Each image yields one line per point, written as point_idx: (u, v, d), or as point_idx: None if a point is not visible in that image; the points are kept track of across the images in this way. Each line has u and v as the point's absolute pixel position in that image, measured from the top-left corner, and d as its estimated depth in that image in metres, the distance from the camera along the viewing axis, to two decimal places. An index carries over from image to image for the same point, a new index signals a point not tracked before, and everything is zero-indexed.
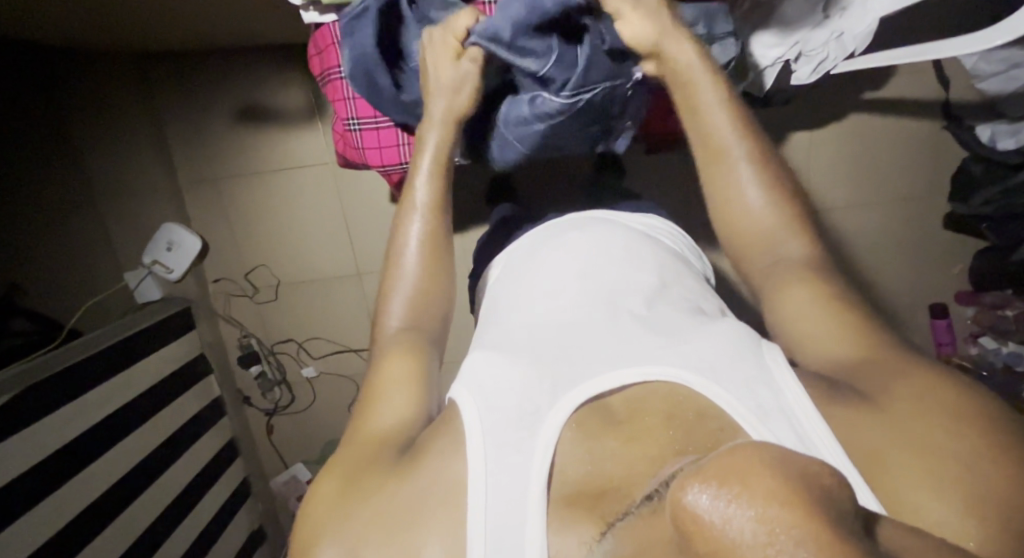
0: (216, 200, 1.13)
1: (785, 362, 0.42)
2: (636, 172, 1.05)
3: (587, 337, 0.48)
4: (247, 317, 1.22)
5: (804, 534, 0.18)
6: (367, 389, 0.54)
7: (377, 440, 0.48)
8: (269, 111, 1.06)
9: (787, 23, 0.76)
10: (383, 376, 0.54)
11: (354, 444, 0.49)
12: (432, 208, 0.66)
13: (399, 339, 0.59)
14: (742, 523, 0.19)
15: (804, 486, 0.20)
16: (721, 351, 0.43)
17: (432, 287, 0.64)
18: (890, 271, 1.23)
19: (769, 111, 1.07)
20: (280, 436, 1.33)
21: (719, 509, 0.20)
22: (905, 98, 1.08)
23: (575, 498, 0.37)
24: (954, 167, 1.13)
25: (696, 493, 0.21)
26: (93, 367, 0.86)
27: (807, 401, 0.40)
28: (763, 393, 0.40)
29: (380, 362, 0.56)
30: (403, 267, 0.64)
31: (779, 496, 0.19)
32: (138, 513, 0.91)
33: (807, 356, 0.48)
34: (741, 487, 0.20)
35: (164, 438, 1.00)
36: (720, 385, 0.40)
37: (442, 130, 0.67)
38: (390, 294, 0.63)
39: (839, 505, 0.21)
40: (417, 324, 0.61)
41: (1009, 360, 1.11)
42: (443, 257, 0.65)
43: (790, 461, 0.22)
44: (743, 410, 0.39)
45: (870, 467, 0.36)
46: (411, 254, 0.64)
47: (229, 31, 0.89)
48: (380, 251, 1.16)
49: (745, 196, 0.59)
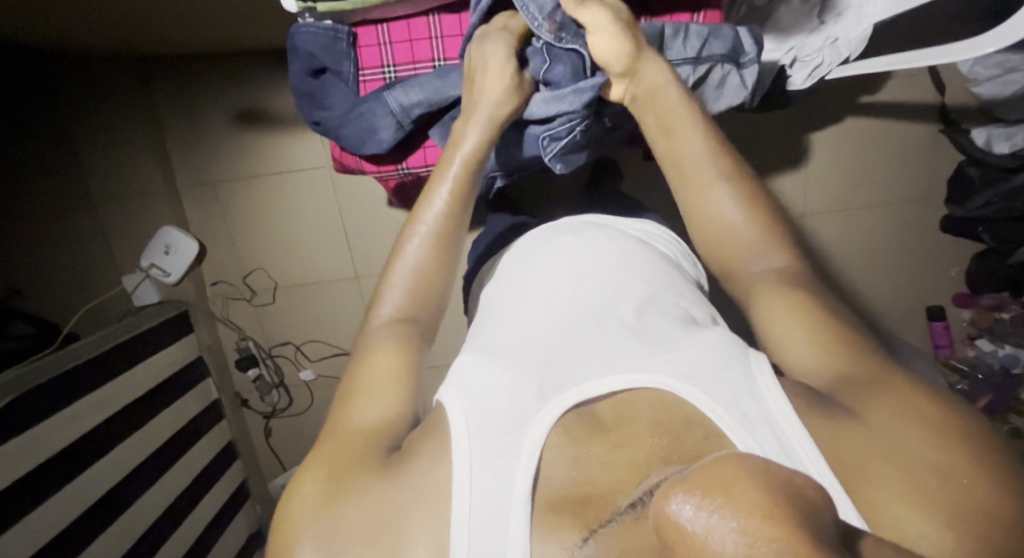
0: (213, 204, 1.13)
1: (769, 369, 0.42)
2: (632, 176, 1.05)
3: (576, 342, 0.48)
4: (244, 320, 1.22)
5: (782, 546, 0.18)
6: (354, 383, 0.53)
7: (362, 436, 0.47)
8: (266, 115, 1.06)
9: (781, 30, 0.79)
10: (370, 371, 0.53)
11: (340, 437, 0.48)
12: (445, 215, 0.62)
13: (387, 332, 0.57)
14: (723, 534, 0.20)
15: (786, 498, 0.21)
16: (707, 358, 0.43)
17: (432, 279, 0.61)
18: (887, 274, 1.23)
19: (766, 115, 1.07)
20: (278, 439, 1.33)
21: (702, 519, 0.20)
22: (901, 102, 1.08)
23: (559, 503, 0.38)
24: (949, 171, 1.14)
25: (679, 503, 0.22)
26: (93, 370, 0.86)
27: (789, 408, 0.40)
28: (748, 402, 0.40)
29: (369, 354, 0.55)
30: (407, 253, 0.62)
31: (760, 508, 0.20)
32: (136, 517, 0.91)
33: (791, 368, 0.48)
34: (724, 499, 0.21)
35: (162, 441, 1.00)
36: (707, 393, 0.40)
37: (479, 129, 0.63)
38: (388, 282, 0.61)
39: (822, 517, 0.21)
40: (409, 317, 0.59)
41: (1005, 362, 1.12)
42: (449, 250, 0.62)
43: (772, 472, 0.22)
44: (728, 419, 0.39)
45: (855, 483, 0.36)
46: (418, 242, 0.62)
47: (228, 36, 0.89)
48: (377, 254, 1.16)
49: (736, 202, 0.58)
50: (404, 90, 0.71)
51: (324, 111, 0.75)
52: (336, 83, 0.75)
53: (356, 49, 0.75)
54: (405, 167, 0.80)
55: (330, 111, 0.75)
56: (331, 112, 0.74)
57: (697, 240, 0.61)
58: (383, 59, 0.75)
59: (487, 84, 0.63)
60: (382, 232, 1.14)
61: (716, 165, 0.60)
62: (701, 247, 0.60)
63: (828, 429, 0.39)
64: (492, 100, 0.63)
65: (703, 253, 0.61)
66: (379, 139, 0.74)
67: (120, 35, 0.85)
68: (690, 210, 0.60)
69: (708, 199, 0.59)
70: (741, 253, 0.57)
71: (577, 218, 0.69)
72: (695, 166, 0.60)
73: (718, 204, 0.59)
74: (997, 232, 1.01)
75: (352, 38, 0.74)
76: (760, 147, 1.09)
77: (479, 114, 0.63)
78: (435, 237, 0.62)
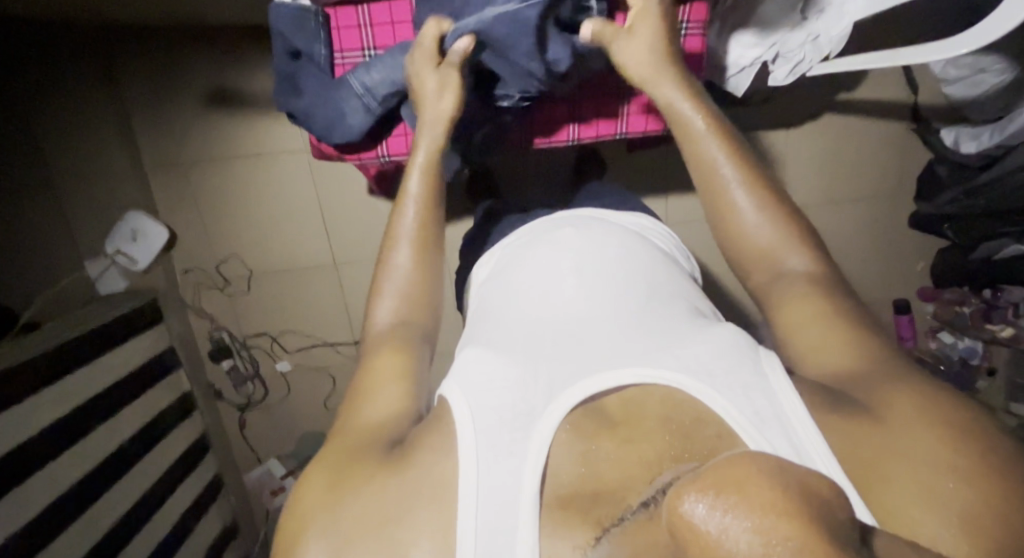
0: (183, 189, 1.09)
1: (781, 369, 0.43)
2: (619, 168, 1.05)
3: (584, 338, 0.48)
4: (219, 309, 1.18)
5: (799, 545, 0.19)
6: (361, 387, 0.52)
7: (373, 432, 0.47)
8: (242, 97, 1.02)
9: (765, 24, 0.78)
10: (375, 376, 0.52)
11: (347, 436, 0.48)
12: (418, 224, 0.63)
13: (388, 336, 0.57)
14: (738, 533, 0.20)
15: (797, 495, 0.21)
16: (714, 355, 0.44)
17: (425, 281, 0.62)
18: (858, 268, 1.27)
19: (749, 109, 1.09)
20: (253, 430, 1.30)
21: (716, 519, 0.21)
22: (876, 101, 1.11)
23: (569, 500, 0.38)
24: (919, 169, 1.18)
25: (691, 502, 0.22)
26: (55, 361, 0.82)
27: (802, 404, 0.41)
28: (760, 399, 0.41)
29: (377, 360, 0.54)
30: (395, 259, 0.63)
31: (776, 507, 0.20)
32: (103, 513, 0.87)
33: (807, 365, 0.50)
34: (738, 498, 0.21)
35: (131, 435, 0.96)
36: (716, 390, 0.41)
37: (429, 135, 0.65)
38: (382, 286, 0.62)
39: (834, 514, 0.22)
40: (409, 319, 0.59)
41: (965, 353, 1.19)
42: (431, 256, 0.63)
43: (787, 470, 0.23)
44: (738, 416, 0.40)
45: (866, 479, 0.38)
46: (402, 243, 0.63)
47: (204, 9, 0.85)
48: (358, 242, 1.14)
49: (739, 202, 0.59)
50: (366, 69, 0.69)
51: (295, 98, 0.71)
52: (309, 69, 0.71)
53: (331, 31, 0.72)
54: (386, 155, 0.77)
55: (302, 98, 0.71)
56: (302, 99, 0.71)
57: (717, 229, 0.61)
58: (364, 41, 0.72)
59: (423, 94, 0.65)
60: (364, 219, 1.12)
61: (728, 165, 0.60)
62: (721, 237, 0.61)
63: (835, 426, 0.40)
64: (429, 108, 0.64)
65: (721, 242, 0.61)
66: (347, 124, 0.71)
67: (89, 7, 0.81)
68: (716, 216, 0.61)
69: (726, 194, 0.60)
70: (750, 257, 0.59)
71: (573, 212, 0.69)
72: (716, 168, 0.60)
73: (736, 199, 0.59)
74: (962, 229, 1.06)
75: (325, 18, 0.70)
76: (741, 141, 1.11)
77: (427, 122, 0.65)
78: (416, 247, 0.63)
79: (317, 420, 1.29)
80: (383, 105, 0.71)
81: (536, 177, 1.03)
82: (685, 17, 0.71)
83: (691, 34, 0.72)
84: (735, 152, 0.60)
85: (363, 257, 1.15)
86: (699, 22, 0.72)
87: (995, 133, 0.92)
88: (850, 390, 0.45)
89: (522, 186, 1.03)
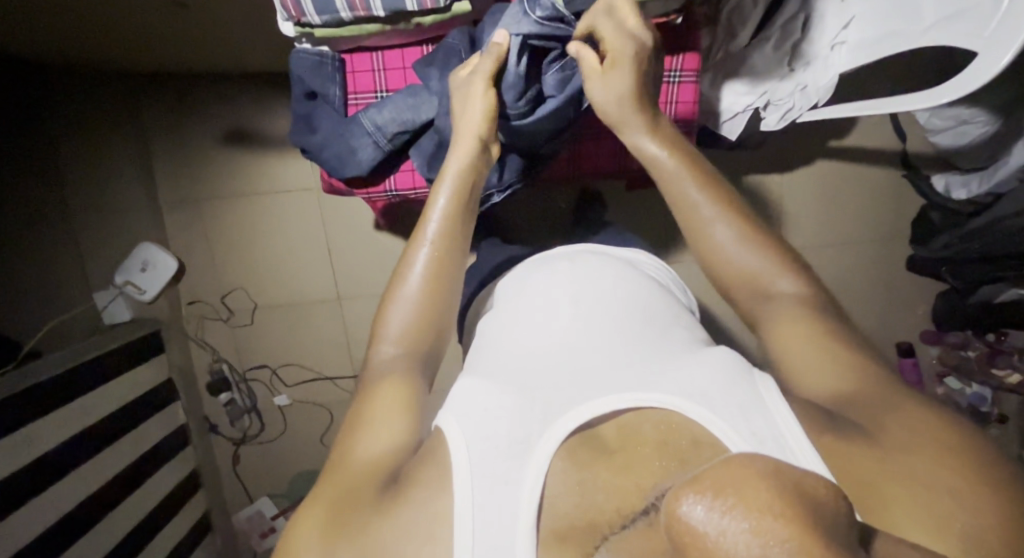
0: (194, 221, 1.12)
1: (774, 388, 0.44)
2: (618, 207, 1.09)
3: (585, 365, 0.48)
4: (220, 342, 1.19)
5: (795, 546, 0.19)
6: (363, 412, 0.51)
7: (367, 467, 0.46)
8: (254, 135, 1.07)
9: (755, 75, 0.82)
10: (375, 402, 0.51)
11: (347, 468, 0.47)
12: (437, 257, 0.60)
13: (396, 361, 0.55)
14: (736, 534, 0.20)
15: (797, 499, 0.21)
16: (713, 378, 0.45)
17: (438, 301, 0.59)
18: (859, 310, 1.27)
19: (742, 156, 1.13)
20: (246, 468, 1.27)
21: (714, 520, 0.20)
22: (865, 148, 1.16)
23: (564, 532, 0.38)
24: (912, 214, 1.20)
25: (690, 504, 0.22)
26: (60, 388, 0.83)
27: (799, 428, 0.41)
28: (756, 420, 0.41)
29: (374, 388, 0.53)
30: (406, 288, 0.59)
31: (773, 509, 0.20)
32: (92, 545, 0.85)
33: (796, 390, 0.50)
34: (736, 499, 0.21)
35: (124, 465, 0.95)
36: (713, 411, 0.41)
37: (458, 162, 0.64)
38: (388, 311, 0.59)
39: (834, 518, 0.22)
40: (416, 347, 0.57)
41: (973, 400, 1.17)
42: (452, 271, 0.60)
43: (784, 473, 0.22)
44: (738, 441, 0.40)
45: (866, 500, 0.37)
46: (429, 234, 0.61)
47: (222, 55, 0.90)
48: (362, 276, 1.15)
49: (733, 246, 0.58)
50: (378, 109, 0.72)
51: (311, 135, 0.75)
52: (324, 108, 0.75)
53: (344, 74, 0.76)
54: (393, 190, 0.81)
55: (316, 135, 0.75)
56: (316, 136, 0.75)
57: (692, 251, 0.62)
58: (376, 84, 0.77)
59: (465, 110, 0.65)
60: (369, 255, 1.14)
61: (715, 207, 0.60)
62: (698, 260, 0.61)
63: (832, 450, 0.40)
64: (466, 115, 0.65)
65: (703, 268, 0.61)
66: (357, 161, 0.75)
67: (118, 52, 0.86)
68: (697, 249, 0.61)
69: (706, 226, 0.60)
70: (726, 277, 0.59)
71: (571, 246, 0.71)
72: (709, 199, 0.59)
73: (722, 226, 0.59)
74: (959, 273, 1.04)
75: (341, 63, 0.75)
76: (736, 182, 1.14)
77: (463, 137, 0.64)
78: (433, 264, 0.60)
79: (312, 457, 1.26)
80: (391, 142, 0.74)
81: (537, 214, 1.06)
82: (678, 67, 0.76)
83: (684, 82, 0.76)
84: (711, 182, 0.61)
85: (366, 293, 1.17)
86: (691, 72, 0.76)
87: (984, 180, 0.94)
88: (837, 411, 0.45)
89: (524, 224, 1.06)
